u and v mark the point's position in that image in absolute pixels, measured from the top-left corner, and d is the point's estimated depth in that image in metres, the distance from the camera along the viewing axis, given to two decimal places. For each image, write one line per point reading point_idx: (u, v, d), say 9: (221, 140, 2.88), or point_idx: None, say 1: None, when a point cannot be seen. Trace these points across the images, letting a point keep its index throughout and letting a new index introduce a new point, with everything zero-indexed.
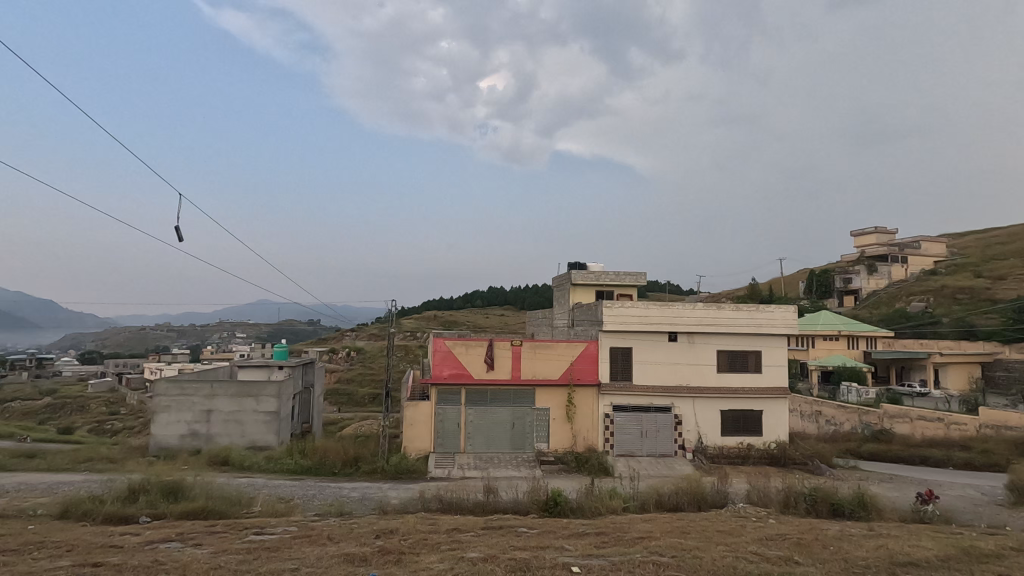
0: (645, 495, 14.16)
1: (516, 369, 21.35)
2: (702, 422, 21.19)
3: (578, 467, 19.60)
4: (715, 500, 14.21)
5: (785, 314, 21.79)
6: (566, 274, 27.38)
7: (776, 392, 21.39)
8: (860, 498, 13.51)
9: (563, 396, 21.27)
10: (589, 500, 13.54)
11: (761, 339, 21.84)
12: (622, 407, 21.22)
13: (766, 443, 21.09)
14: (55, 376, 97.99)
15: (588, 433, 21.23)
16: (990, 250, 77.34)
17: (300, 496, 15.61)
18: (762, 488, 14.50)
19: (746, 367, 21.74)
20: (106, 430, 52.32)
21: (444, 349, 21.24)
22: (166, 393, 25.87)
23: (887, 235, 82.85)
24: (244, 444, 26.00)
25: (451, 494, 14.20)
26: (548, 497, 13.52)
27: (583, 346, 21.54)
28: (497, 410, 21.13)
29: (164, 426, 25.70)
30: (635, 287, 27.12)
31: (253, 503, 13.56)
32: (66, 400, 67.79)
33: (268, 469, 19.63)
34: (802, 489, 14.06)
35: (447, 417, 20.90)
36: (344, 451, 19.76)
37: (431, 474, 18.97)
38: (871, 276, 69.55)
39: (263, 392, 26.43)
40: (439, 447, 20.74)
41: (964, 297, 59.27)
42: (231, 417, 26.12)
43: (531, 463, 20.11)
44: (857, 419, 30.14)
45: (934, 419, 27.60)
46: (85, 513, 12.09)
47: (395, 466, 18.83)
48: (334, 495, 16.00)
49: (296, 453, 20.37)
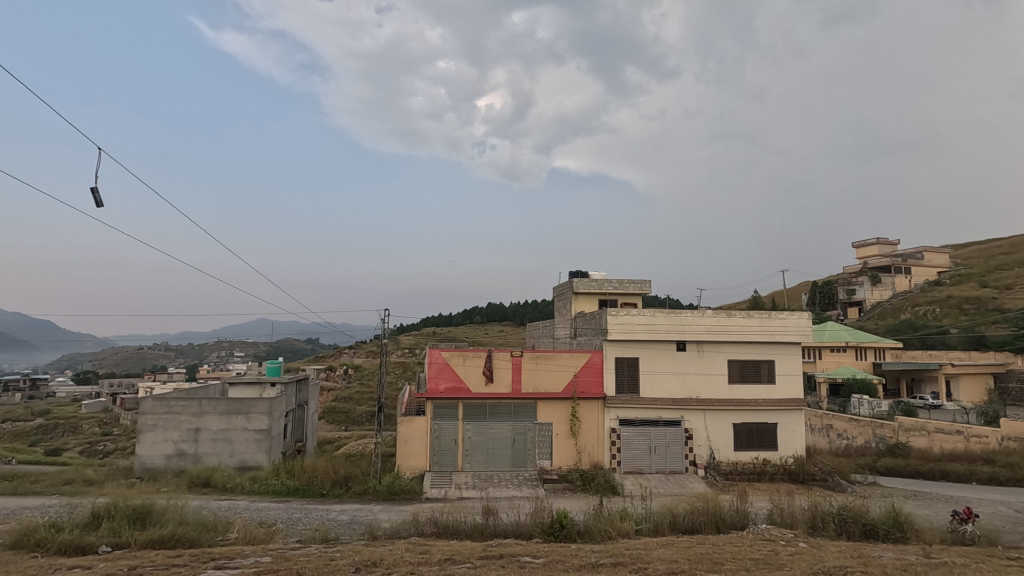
0: (658, 516, 12.97)
1: (516, 381, 20.22)
2: (714, 436, 20.03)
3: (584, 485, 18.37)
4: (736, 522, 12.99)
5: (800, 320, 20.74)
6: (567, 282, 26.41)
7: (791, 404, 20.27)
8: (895, 518, 12.37)
9: (567, 410, 20.11)
10: (598, 523, 12.33)
11: (774, 347, 20.77)
12: (630, 421, 20.06)
13: (782, 458, 19.89)
14: (50, 396, 96.30)
15: (593, 449, 20.03)
16: (994, 261, 76.65)
17: (284, 520, 14.41)
18: (786, 507, 13.34)
19: (758, 377, 20.62)
20: (97, 451, 50.71)
21: (440, 360, 20.11)
22: (152, 411, 24.64)
23: (888, 246, 82.12)
24: (233, 464, 24.73)
25: (447, 517, 13.04)
26: (552, 520, 12.36)
27: (587, 357, 20.43)
28: (496, 425, 19.95)
29: (149, 446, 24.44)
30: (640, 295, 26.13)
31: (228, 529, 12.36)
32: (58, 421, 65.92)
33: (252, 491, 18.39)
34: (830, 508, 12.91)
35: (443, 434, 19.70)
36: (334, 471, 18.56)
37: (427, 495, 17.73)
38: (875, 287, 68.45)
39: (253, 408, 25.21)
40: (436, 465, 19.52)
41: (971, 307, 58.21)
42: (220, 436, 24.83)
43: (533, 481, 18.87)
44: (870, 432, 28.97)
45: (952, 432, 26.30)
46: (38, 542, 10.85)
47: (388, 486, 17.61)
48: (320, 518, 14.77)
49: (283, 473, 19.14)
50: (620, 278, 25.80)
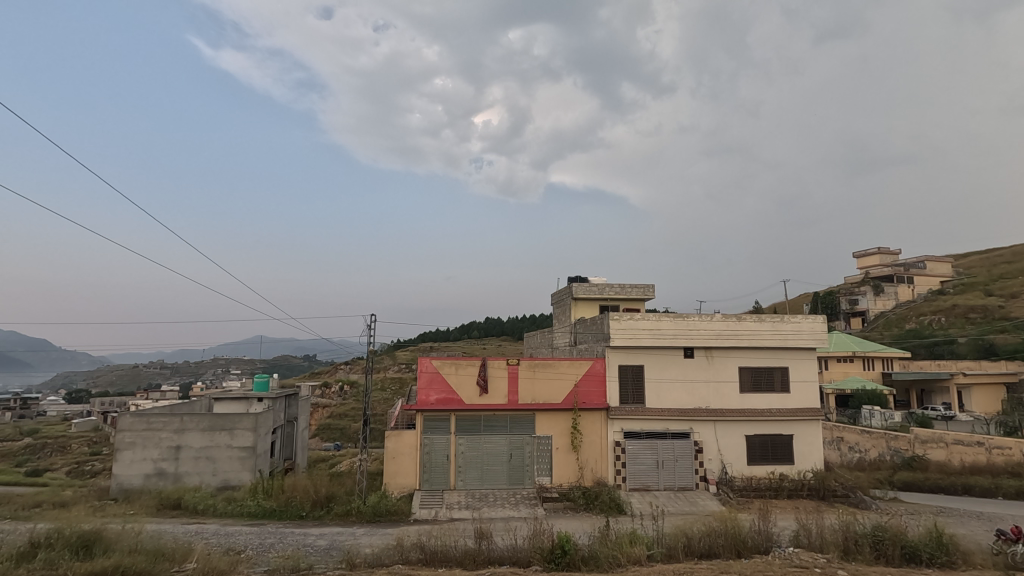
0: (672, 539, 11.55)
1: (513, 392, 18.87)
2: (725, 449, 18.66)
3: (587, 504, 16.91)
4: (758, 545, 11.64)
5: (814, 323, 19.51)
6: (566, 287, 25.25)
7: (807, 414, 18.92)
8: (938, 538, 11.03)
9: (567, 422, 18.72)
10: (605, 548, 10.92)
11: (787, 353, 19.47)
12: (635, 434, 18.68)
13: (800, 473, 18.48)
14: (41, 416, 93.92)
15: (596, 464, 18.59)
16: (997, 270, 75.66)
17: (253, 547, 12.99)
18: (814, 528, 12.02)
19: (771, 386, 19.30)
20: (83, 471, 48.84)
21: (431, 369, 18.78)
22: (131, 428, 23.12)
23: (890, 256, 81.25)
24: (215, 484, 23.15)
25: (436, 542, 11.65)
26: (553, 544, 10.93)
27: (589, 364, 19.10)
28: (492, 439, 18.53)
29: (126, 465, 22.88)
30: (642, 302, 25.00)
31: (187, 558, 10.92)
32: (46, 441, 63.85)
33: (226, 513, 16.91)
34: (863, 528, 11.59)
35: (435, 448, 18.26)
36: (315, 490, 17.09)
37: (415, 516, 16.25)
38: (878, 297, 67.28)
39: (238, 424, 23.71)
40: (426, 484, 18.06)
41: (977, 317, 57.10)
42: (202, 454, 23.26)
43: (531, 501, 17.39)
44: (884, 445, 27.63)
45: (973, 444, 24.72)
46: None
47: (372, 507, 16.13)
48: (295, 544, 13.34)
49: (261, 492, 17.62)
50: (622, 284, 24.63)
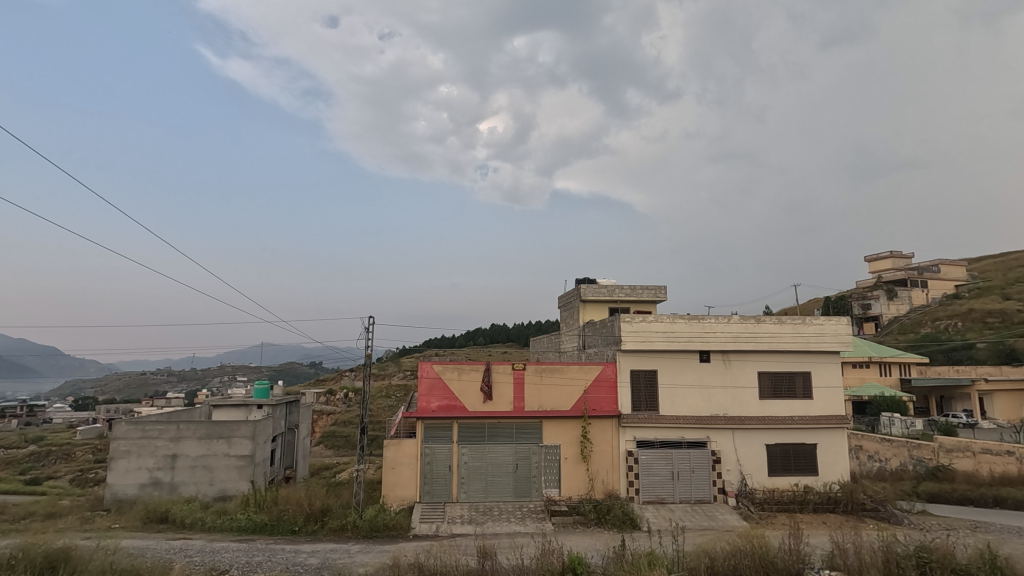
0: (693, 560, 10.51)
1: (519, 399, 17.87)
2: (745, 459, 17.57)
3: (598, 519, 15.87)
4: (790, 566, 10.53)
5: (837, 324, 18.40)
6: (574, 289, 24.25)
7: (831, 422, 17.81)
8: (992, 560, 9.93)
9: (576, 430, 17.71)
10: (621, 569, 9.86)
11: (809, 357, 18.38)
12: (648, 443, 17.63)
13: (825, 485, 17.38)
14: (46, 423, 92.92)
15: (607, 476, 17.53)
16: (1013, 273, 74.06)
17: (238, 565, 12.03)
18: (851, 548, 10.90)
19: (793, 392, 18.19)
20: (84, 479, 47.97)
21: (432, 375, 17.79)
22: (126, 436, 22.16)
23: (902, 259, 79.82)
24: (213, 494, 22.27)
25: (435, 561, 10.64)
26: (563, 565, 9.91)
27: (599, 369, 18.08)
28: (497, 448, 17.51)
29: (121, 475, 21.91)
30: (653, 304, 24.02)
31: None
32: (51, 448, 62.99)
33: (215, 528, 15.95)
34: (906, 549, 10.47)
35: (436, 459, 17.27)
36: (309, 503, 16.11)
37: (415, 531, 15.26)
38: (891, 301, 65.74)
39: (236, 432, 22.77)
40: (427, 496, 17.06)
41: (995, 321, 55.53)
42: (199, 463, 22.37)
43: (538, 514, 16.34)
44: (906, 454, 26.42)
45: (1002, 453, 23.06)
46: None
47: (369, 521, 15.15)
48: (286, 562, 12.37)
49: (252, 505, 16.64)
50: (632, 285, 23.61)
